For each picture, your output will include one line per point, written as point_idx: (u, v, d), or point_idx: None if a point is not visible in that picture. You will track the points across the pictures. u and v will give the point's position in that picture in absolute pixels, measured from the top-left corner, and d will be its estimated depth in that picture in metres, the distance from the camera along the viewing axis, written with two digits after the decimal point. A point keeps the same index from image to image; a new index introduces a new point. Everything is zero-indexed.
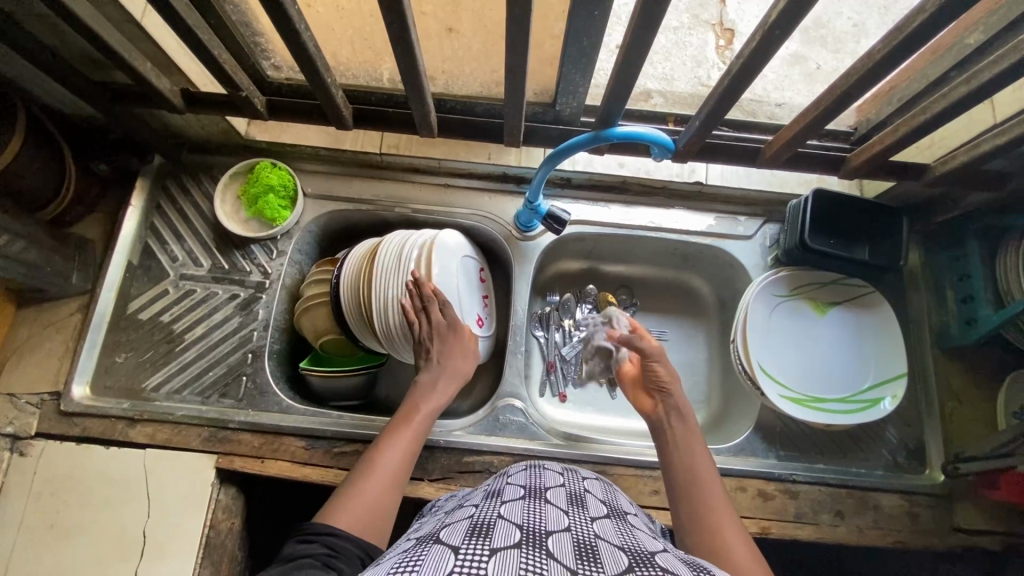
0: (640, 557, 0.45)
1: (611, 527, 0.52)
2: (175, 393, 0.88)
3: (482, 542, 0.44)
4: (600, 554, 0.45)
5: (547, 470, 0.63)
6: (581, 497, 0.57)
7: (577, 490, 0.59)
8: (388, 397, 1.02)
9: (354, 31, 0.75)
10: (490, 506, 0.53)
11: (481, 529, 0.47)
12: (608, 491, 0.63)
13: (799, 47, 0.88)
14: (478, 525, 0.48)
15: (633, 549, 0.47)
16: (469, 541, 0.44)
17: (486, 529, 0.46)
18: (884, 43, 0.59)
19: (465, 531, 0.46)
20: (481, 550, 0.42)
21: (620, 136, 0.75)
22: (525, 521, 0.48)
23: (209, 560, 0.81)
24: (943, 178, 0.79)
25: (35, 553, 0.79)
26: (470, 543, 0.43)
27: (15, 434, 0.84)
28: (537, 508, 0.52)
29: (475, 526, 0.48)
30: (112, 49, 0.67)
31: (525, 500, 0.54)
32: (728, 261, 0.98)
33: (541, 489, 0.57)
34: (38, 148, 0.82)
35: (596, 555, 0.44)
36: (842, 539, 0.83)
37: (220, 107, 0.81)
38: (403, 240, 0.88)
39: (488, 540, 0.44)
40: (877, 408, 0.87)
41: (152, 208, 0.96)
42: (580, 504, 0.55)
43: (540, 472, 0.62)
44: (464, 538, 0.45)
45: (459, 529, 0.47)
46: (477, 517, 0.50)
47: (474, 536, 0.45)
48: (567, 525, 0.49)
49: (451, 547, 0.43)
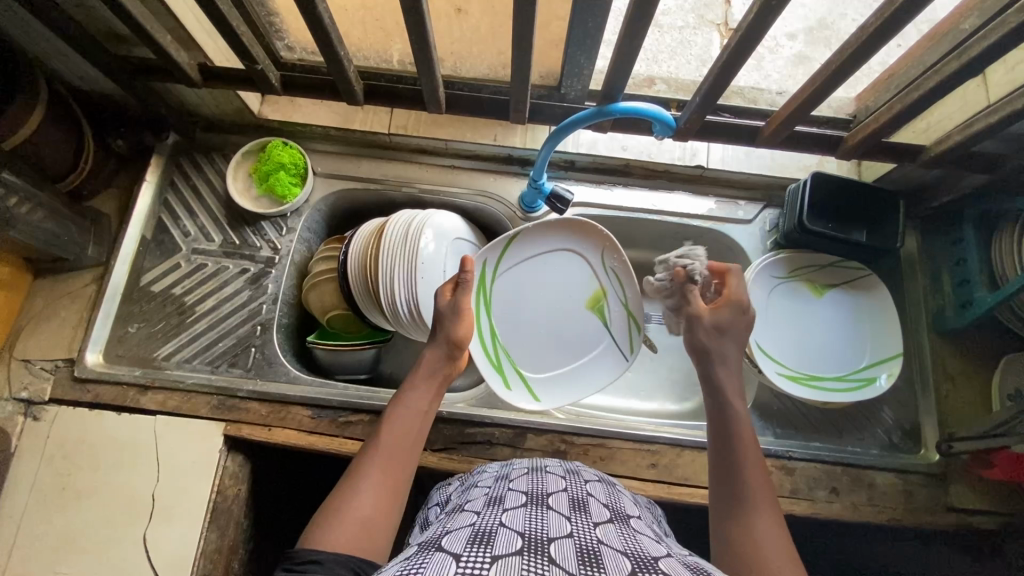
0: (644, 562, 0.46)
1: (614, 533, 0.53)
2: (185, 362, 0.91)
3: (483, 550, 0.45)
4: (603, 559, 0.46)
5: (550, 474, 0.64)
6: (583, 502, 0.58)
7: (579, 495, 0.60)
8: (392, 373, 1.04)
9: (366, 10, 0.79)
10: (491, 513, 0.54)
11: (483, 537, 0.48)
12: (611, 494, 0.64)
13: (804, 48, 0.94)
14: (480, 532, 0.49)
15: (635, 554, 0.48)
16: (471, 548, 0.45)
17: (488, 537, 0.47)
18: (876, 16, 0.61)
19: (467, 538, 0.47)
20: (483, 557, 0.44)
21: (622, 110, 0.78)
22: (528, 529, 0.49)
23: (216, 524, 0.83)
24: (938, 158, 0.81)
25: (45, 513, 0.81)
26: (471, 551, 0.45)
27: (29, 399, 0.87)
28: (539, 515, 0.53)
29: (476, 533, 0.49)
30: (136, 22, 0.70)
31: (526, 506, 0.55)
32: (729, 246, 1.00)
33: (542, 495, 0.58)
34: (57, 119, 0.84)
35: (599, 561, 0.45)
36: (837, 515, 0.84)
37: (239, 84, 0.84)
38: (411, 218, 0.90)
39: (490, 547, 0.45)
40: (872, 386, 0.89)
41: (166, 184, 0.99)
42: (582, 510, 0.56)
43: (542, 478, 0.63)
44: (466, 546, 0.46)
45: (461, 536, 0.48)
46: (479, 524, 0.51)
47: (475, 543, 0.46)
48: (569, 532, 0.50)
49: (453, 554, 0.44)
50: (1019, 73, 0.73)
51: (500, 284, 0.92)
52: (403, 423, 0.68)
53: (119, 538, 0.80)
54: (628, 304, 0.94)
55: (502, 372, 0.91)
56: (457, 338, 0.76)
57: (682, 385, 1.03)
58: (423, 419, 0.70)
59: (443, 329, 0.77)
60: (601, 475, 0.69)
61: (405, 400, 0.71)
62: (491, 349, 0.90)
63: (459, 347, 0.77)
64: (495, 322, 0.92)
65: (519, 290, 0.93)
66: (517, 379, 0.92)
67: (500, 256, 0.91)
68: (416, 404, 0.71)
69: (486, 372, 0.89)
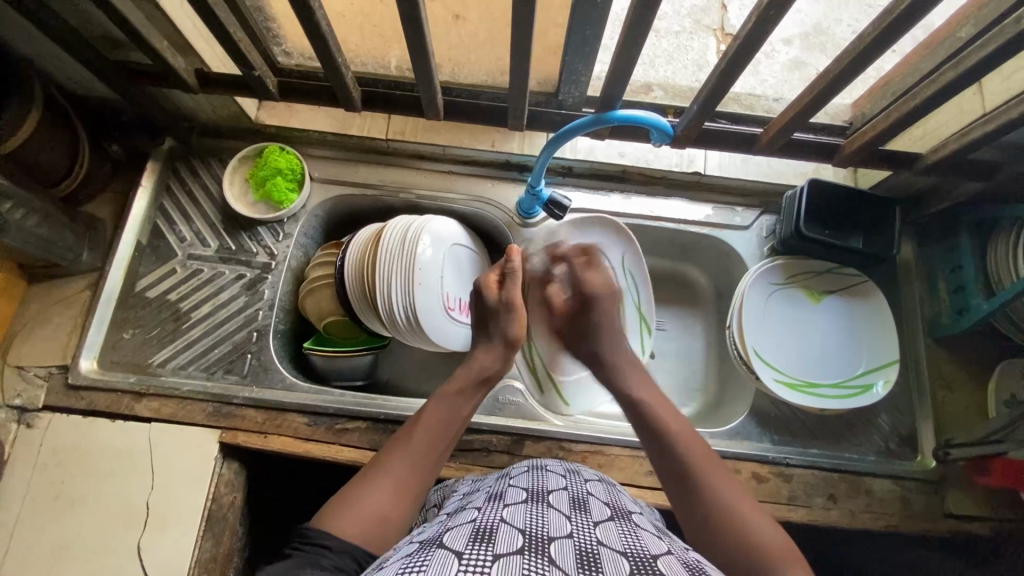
0: (642, 562, 0.46)
1: (613, 531, 0.52)
2: (181, 368, 0.90)
3: (486, 548, 0.44)
4: (602, 561, 0.45)
5: (550, 472, 0.64)
6: (584, 501, 0.58)
7: (580, 493, 0.60)
8: (389, 378, 1.04)
9: (364, 17, 0.79)
10: (493, 509, 0.54)
11: (484, 533, 0.47)
12: (610, 493, 0.64)
13: (799, 54, 0.96)
14: (481, 530, 0.48)
15: (635, 554, 0.48)
16: (473, 546, 0.45)
17: (489, 534, 0.47)
18: (875, 26, 0.62)
19: (469, 536, 0.47)
20: (485, 556, 0.43)
21: (620, 119, 0.77)
22: (529, 526, 0.49)
23: (212, 533, 0.82)
24: (935, 166, 0.81)
25: (38, 522, 0.80)
26: (473, 549, 0.44)
27: (23, 406, 0.86)
28: (540, 514, 0.52)
29: (478, 530, 0.48)
30: (131, 25, 0.70)
31: (527, 503, 0.55)
32: (726, 252, 1.01)
33: (543, 492, 0.58)
34: (53, 123, 0.83)
35: (597, 563, 0.45)
36: (835, 522, 0.84)
37: (236, 89, 0.84)
38: (409, 224, 0.89)
39: (492, 545, 0.45)
40: (869, 393, 0.89)
41: (161, 190, 0.99)
42: (583, 509, 0.56)
43: (542, 475, 0.63)
44: (467, 544, 0.45)
45: (463, 532, 0.48)
46: (480, 520, 0.51)
47: (477, 541, 0.46)
48: (570, 531, 0.49)
49: (455, 552, 0.44)
50: (1013, 83, 0.74)
51: None
52: (429, 424, 0.68)
53: (114, 547, 0.79)
54: (643, 304, 0.99)
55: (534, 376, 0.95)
56: (513, 336, 0.78)
57: (678, 390, 1.03)
58: (453, 425, 0.69)
59: (498, 329, 0.78)
60: (601, 475, 0.69)
61: (431, 404, 0.70)
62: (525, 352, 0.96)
63: (515, 345, 0.79)
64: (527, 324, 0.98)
65: None
66: (549, 384, 0.96)
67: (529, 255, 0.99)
68: (441, 411, 0.69)
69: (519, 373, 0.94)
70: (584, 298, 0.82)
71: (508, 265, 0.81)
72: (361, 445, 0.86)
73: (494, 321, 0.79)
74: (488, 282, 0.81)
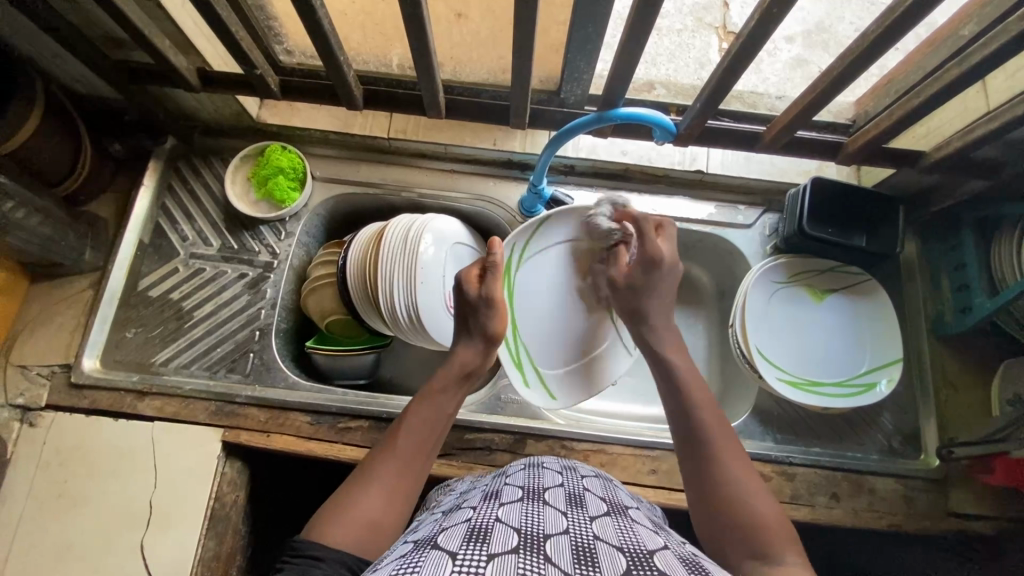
0: (639, 558, 0.46)
1: (610, 526, 0.52)
2: (183, 368, 0.90)
3: (480, 547, 0.44)
4: (598, 556, 0.45)
5: (547, 469, 0.64)
6: (580, 497, 0.58)
7: (576, 490, 0.59)
8: (391, 377, 1.04)
9: (366, 16, 0.78)
10: (488, 508, 0.54)
11: (479, 533, 0.47)
12: (607, 489, 0.64)
13: (802, 51, 0.95)
14: (476, 529, 0.48)
15: (631, 549, 0.47)
16: (467, 546, 0.45)
17: (484, 534, 0.47)
18: (877, 25, 0.61)
19: (463, 536, 0.47)
20: (480, 555, 0.43)
21: (622, 117, 0.77)
22: (524, 525, 0.49)
23: (215, 531, 0.82)
24: (938, 164, 0.81)
25: (41, 521, 0.80)
26: (468, 548, 0.44)
27: (26, 405, 0.86)
28: (536, 511, 0.52)
29: (473, 529, 0.48)
30: (133, 25, 0.70)
31: (523, 501, 0.55)
32: (729, 250, 1.00)
33: (539, 490, 0.58)
34: (55, 123, 0.84)
35: (594, 558, 0.45)
36: (837, 521, 0.84)
37: (237, 88, 0.84)
38: (410, 223, 0.89)
39: (486, 544, 0.45)
40: (871, 392, 0.89)
41: (163, 189, 0.99)
42: (579, 505, 0.56)
43: (539, 472, 0.63)
44: (461, 544, 0.45)
45: (457, 532, 0.48)
46: (474, 520, 0.51)
47: (472, 541, 0.46)
48: (566, 527, 0.49)
49: (449, 552, 0.44)
50: (1017, 82, 0.73)
51: (524, 271, 0.92)
52: (417, 426, 0.67)
53: (116, 546, 0.79)
54: None
55: (521, 369, 0.91)
56: (491, 333, 0.75)
57: None
58: (439, 426, 0.69)
59: (478, 324, 0.75)
60: (598, 471, 0.69)
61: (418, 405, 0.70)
62: (513, 346, 0.91)
63: (495, 341, 0.76)
64: (516, 315, 0.92)
65: (539, 279, 0.93)
66: (534, 379, 0.91)
67: (525, 241, 0.91)
68: (429, 412, 0.69)
69: (507, 367, 0.89)
70: (649, 260, 0.77)
71: (490, 258, 0.76)
72: (363, 444, 0.86)
73: (471, 317, 0.76)
74: (469, 275, 0.77)
